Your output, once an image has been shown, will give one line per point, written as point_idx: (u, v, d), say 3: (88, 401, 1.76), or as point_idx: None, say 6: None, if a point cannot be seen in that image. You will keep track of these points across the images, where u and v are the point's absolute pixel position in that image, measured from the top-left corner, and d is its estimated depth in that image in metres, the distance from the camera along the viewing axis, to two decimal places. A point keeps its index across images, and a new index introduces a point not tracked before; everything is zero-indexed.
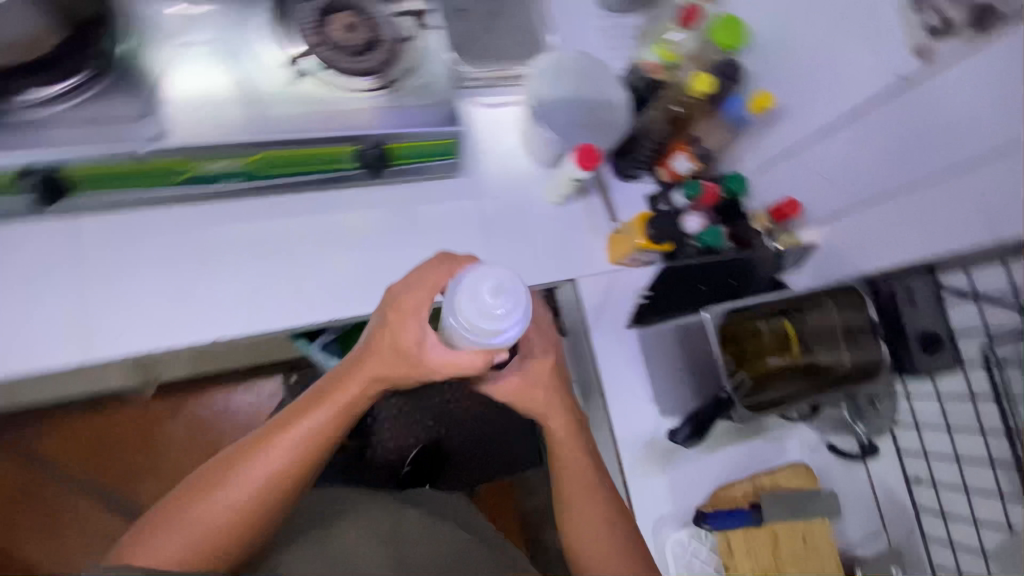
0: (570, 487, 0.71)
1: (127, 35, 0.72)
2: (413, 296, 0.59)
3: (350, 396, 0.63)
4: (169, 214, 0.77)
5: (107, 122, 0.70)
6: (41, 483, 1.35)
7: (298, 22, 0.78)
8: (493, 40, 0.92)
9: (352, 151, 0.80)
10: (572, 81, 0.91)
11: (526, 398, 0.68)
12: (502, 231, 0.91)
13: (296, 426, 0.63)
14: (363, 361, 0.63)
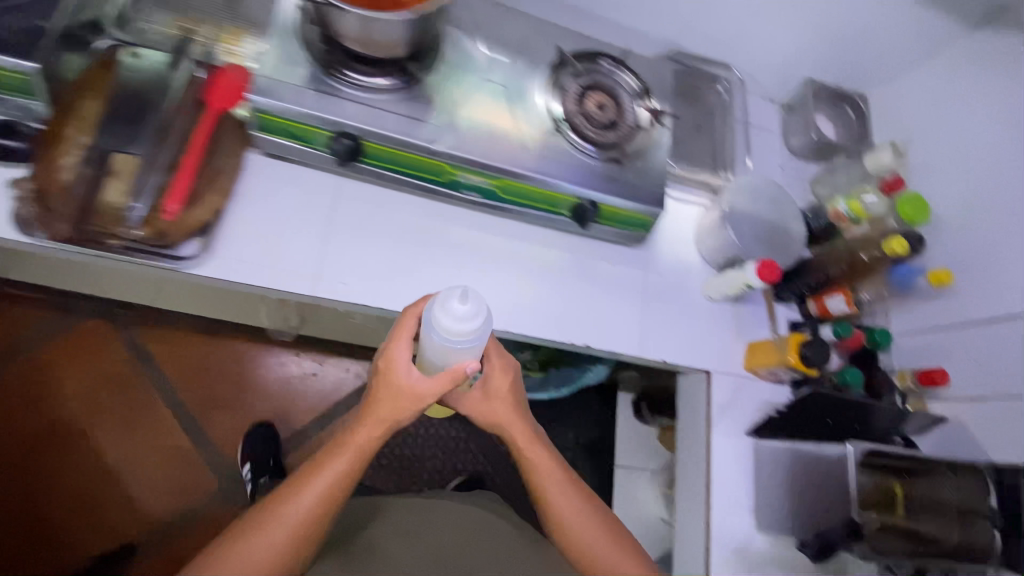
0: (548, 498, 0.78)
1: (440, 59, 0.88)
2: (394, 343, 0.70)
3: (363, 440, 0.71)
4: (411, 200, 0.90)
5: (402, 117, 0.83)
6: (135, 380, 1.44)
7: (564, 90, 0.93)
8: (697, 149, 1.08)
9: (570, 202, 0.91)
10: (759, 204, 1.02)
11: (491, 404, 0.78)
12: (659, 306, 0.99)
13: (314, 477, 0.70)
14: (366, 415, 0.71)
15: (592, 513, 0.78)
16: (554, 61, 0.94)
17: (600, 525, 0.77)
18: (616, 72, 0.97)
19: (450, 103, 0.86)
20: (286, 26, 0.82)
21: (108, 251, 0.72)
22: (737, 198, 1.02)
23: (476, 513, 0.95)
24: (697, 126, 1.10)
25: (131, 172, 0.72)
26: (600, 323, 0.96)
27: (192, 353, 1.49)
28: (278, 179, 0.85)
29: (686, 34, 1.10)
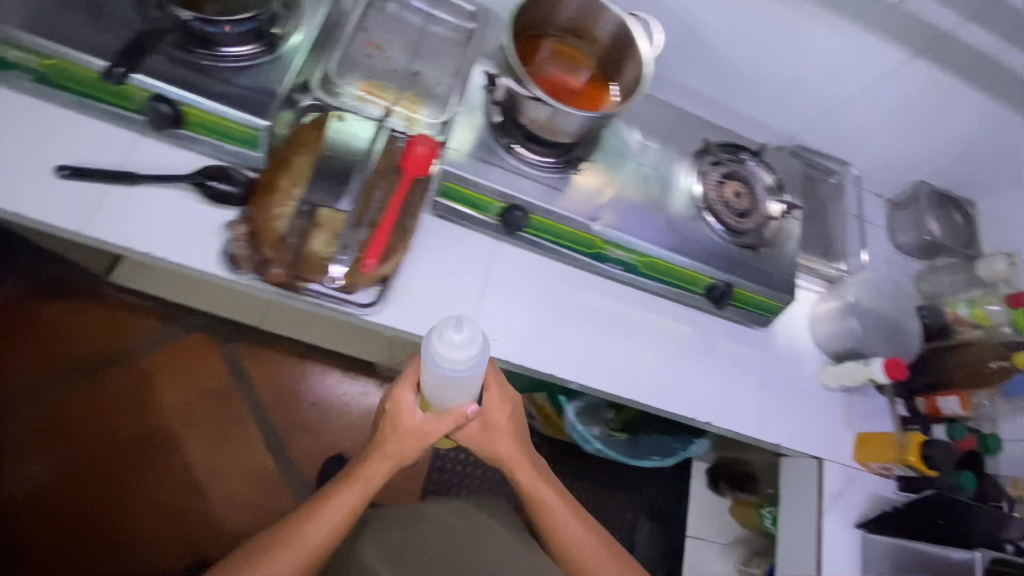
0: (545, 511, 0.83)
1: (600, 142, 0.95)
2: (402, 389, 0.74)
3: (372, 471, 0.77)
4: (560, 267, 0.96)
5: (564, 193, 0.90)
6: (231, 398, 1.49)
7: (707, 176, 0.98)
8: (814, 240, 1.13)
9: (706, 282, 0.94)
10: (877, 300, 1.07)
11: (496, 438, 0.80)
12: (777, 389, 1.02)
13: (323, 511, 0.73)
14: (376, 452, 0.77)
15: (585, 528, 0.83)
16: (700, 150, 1.00)
17: (596, 539, 0.82)
18: (755, 166, 1.02)
19: (605, 182, 0.92)
20: (473, 112, 0.94)
21: (301, 294, 0.79)
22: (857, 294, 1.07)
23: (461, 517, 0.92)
24: (815, 217, 1.16)
25: (335, 228, 0.79)
26: (722, 401, 0.98)
27: (282, 373, 1.54)
28: (444, 239, 0.92)
29: (812, 131, 1.16)
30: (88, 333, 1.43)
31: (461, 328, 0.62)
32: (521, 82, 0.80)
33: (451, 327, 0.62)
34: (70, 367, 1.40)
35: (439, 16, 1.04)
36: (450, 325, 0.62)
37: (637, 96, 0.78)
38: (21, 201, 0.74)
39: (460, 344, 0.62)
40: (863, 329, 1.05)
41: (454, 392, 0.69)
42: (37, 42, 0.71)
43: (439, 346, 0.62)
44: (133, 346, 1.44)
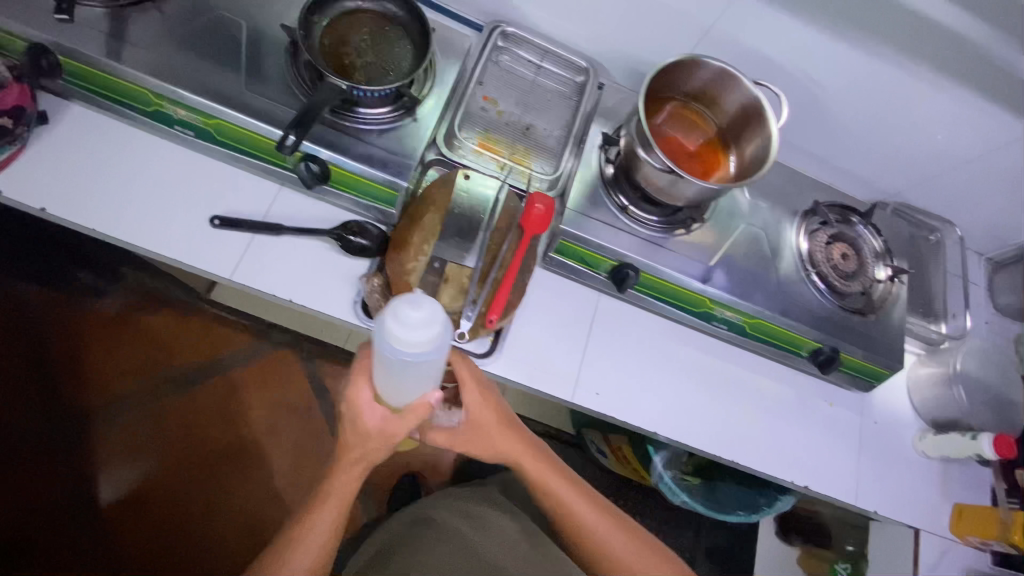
0: (543, 486, 0.83)
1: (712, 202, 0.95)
2: (356, 385, 0.70)
3: (347, 473, 0.78)
4: (662, 324, 0.97)
5: (675, 253, 0.91)
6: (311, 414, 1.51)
7: (815, 238, 0.98)
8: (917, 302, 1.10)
9: (810, 346, 0.95)
10: (982, 368, 1.04)
11: (476, 432, 0.80)
12: (875, 454, 1.01)
13: (319, 519, 0.76)
14: (349, 458, 0.77)
15: (585, 501, 0.83)
16: (807, 211, 1.00)
17: (592, 508, 0.83)
18: (863, 228, 1.01)
19: (716, 243, 0.93)
20: (588, 172, 0.96)
21: None
22: (965, 363, 1.04)
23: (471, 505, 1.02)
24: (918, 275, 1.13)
25: (461, 283, 0.84)
26: (818, 466, 0.97)
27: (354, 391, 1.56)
28: (553, 290, 0.94)
29: (917, 189, 1.14)
30: (182, 345, 1.44)
31: (415, 306, 0.54)
32: (646, 149, 0.83)
33: (406, 306, 0.55)
34: (164, 379, 1.42)
35: (548, 67, 1.05)
36: (403, 304, 0.54)
37: (766, 169, 0.77)
38: (178, 248, 0.80)
39: (417, 326, 0.54)
40: (967, 398, 1.02)
41: (414, 377, 0.62)
42: (204, 104, 0.76)
43: (394, 327, 0.55)
44: (223, 361, 1.47)
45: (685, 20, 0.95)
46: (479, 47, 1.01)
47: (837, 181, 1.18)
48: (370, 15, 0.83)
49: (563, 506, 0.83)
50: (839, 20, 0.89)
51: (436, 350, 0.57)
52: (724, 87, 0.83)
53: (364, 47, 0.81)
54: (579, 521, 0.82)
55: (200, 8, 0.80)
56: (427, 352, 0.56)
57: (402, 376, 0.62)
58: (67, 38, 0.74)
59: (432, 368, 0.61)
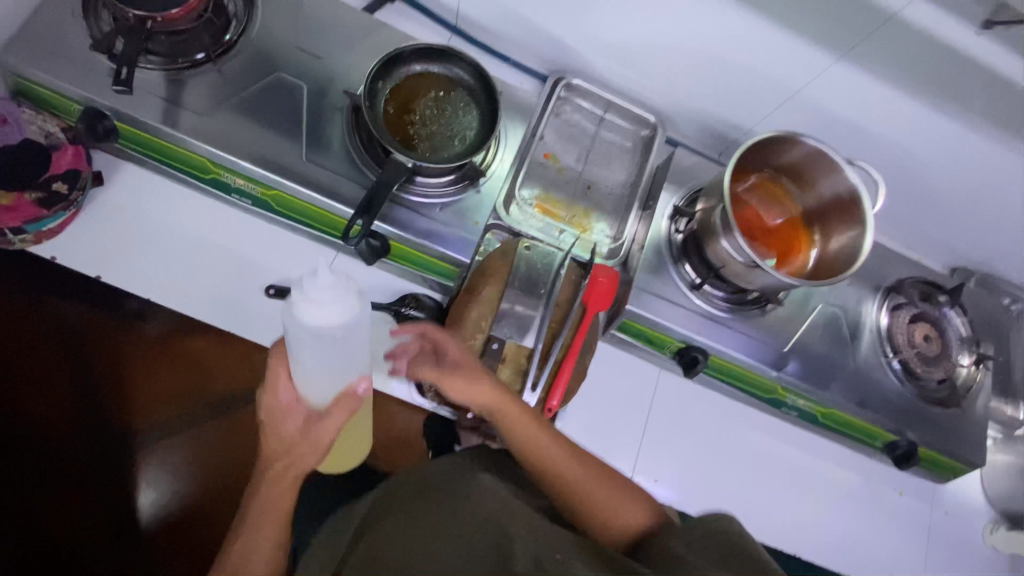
0: (515, 437, 0.63)
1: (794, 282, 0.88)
2: (273, 389, 0.56)
3: (270, 494, 0.55)
4: (725, 403, 0.93)
5: (751, 337, 0.85)
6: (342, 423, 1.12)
7: (898, 317, 0.91)
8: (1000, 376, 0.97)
9: (884, 437, 0.90)
10: None
11: (445, 377, 0.63)
12: (945, 548, 0.95)
13: (246, 559, 0.56)
14: (268, 465, 0.56)
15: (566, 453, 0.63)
16: (890, 287, 0.93)
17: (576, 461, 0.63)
18: (949, 310, 0.94)
19: (791, 325, 0.87)
20: (655, 241, 0.88)
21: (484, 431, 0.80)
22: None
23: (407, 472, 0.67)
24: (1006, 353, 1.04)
25: (518, 364, 0.80)
26: (883, 559, 0.92)
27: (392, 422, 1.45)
28: (616, 368, 0.90)
29: (1007, 260, 1.04)
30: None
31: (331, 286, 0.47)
32: (727, 234, 0.76)
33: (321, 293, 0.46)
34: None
35: (612, 120, 0.99)
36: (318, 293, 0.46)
37: (854, 269, 0.71)
38: (233, 317, 0.79)
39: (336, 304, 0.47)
40: None
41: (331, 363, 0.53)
42: (266, 177, 0.73)
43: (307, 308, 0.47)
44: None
45: (769, 82, 0.88)
46: (541, 98, 0.96)
47: (915, 243, 1.10)
48: (439, 80, 0.78)
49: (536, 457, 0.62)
50: (945, 95, 0.81)
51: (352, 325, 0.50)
52: (823, 169, 0.76)
53: (429, 115, 0.77)
54: (562, 476, 0.61)
55: (261, 69, 0.76)
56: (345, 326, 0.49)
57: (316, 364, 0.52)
58: (124, 106, 0.71)
59: (350, 349, 0.52)
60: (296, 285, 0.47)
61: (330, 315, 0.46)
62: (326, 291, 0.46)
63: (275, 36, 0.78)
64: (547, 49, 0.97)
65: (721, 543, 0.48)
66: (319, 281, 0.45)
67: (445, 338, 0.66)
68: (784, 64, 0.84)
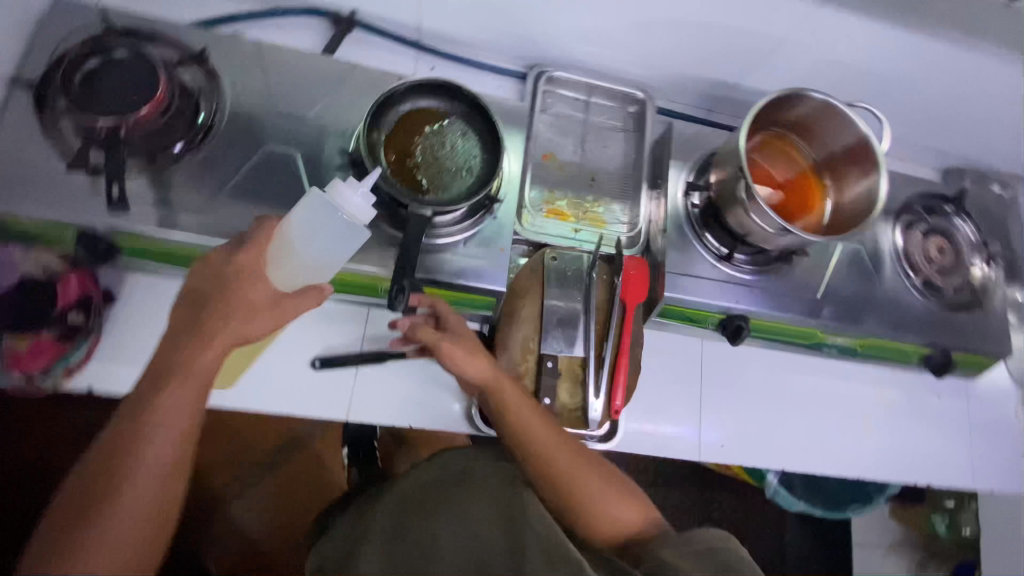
0: (512, 412, 0.68)
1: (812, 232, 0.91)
2: (246, 258, 0.58)
3: (204, 354, 0.54)
4: (768, 356, 0.96)
5: (784, 293, 0.87)
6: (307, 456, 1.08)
7: (911, 236, 0.95)
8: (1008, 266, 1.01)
9: (920, 353, 0.94)
10: None
11: (445, 348, 0.69)
12: (987, 436, 1.01)
13: (153, 434, 0.51)
14: (212, 320, 0.55)
15: (554, 430, 0.68)
16: (897, 209, 0.96)
17: (565, 444, 0.68)
18: (956, 219, 0.99)
19: (818, 271, 0.89)
20: (675, 219, 0.88)
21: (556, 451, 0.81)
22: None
23: (439, 464, 0.75)
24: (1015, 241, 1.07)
25: (575, 375, 0.81)
26: (933, 461, 0.98)
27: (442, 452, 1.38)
28: (661, 351, 0.92)
29: (995, 154, 1.08)
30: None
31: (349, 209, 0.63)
32: (752, 203, 0.76)
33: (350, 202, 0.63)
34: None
35: (599, 103, 0.98)
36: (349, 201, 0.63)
37: (876, 215, 0.74)
38: (287, 397, 0.78)
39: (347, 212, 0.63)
40: None
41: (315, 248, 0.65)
42: None
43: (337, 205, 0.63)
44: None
45: (750, 36, 0.87)
46: (525, 99, 0.95)
47: (907, 155, 1.12)
48: (435, 114, 0.76)
49: (532, 436, 0.67)
50: (920, 14, 0.81)
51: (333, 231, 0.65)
52: (829, 117, 0.78)
53: (433, 153, 0.75)
54: (552, 462, 0.66)
55: (247, 145, 0.73)
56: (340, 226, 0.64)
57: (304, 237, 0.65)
58: (118, 221, 0.67)
59: (337, 243, 0.66)
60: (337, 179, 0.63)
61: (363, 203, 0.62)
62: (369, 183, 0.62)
63: (251, 107, 0.74)
64: (519, 47, 0.94)
65: (715, 562, 0.52)
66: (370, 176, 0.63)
67: (449, 311, 0.74)
68: (763, 16, 0.84)
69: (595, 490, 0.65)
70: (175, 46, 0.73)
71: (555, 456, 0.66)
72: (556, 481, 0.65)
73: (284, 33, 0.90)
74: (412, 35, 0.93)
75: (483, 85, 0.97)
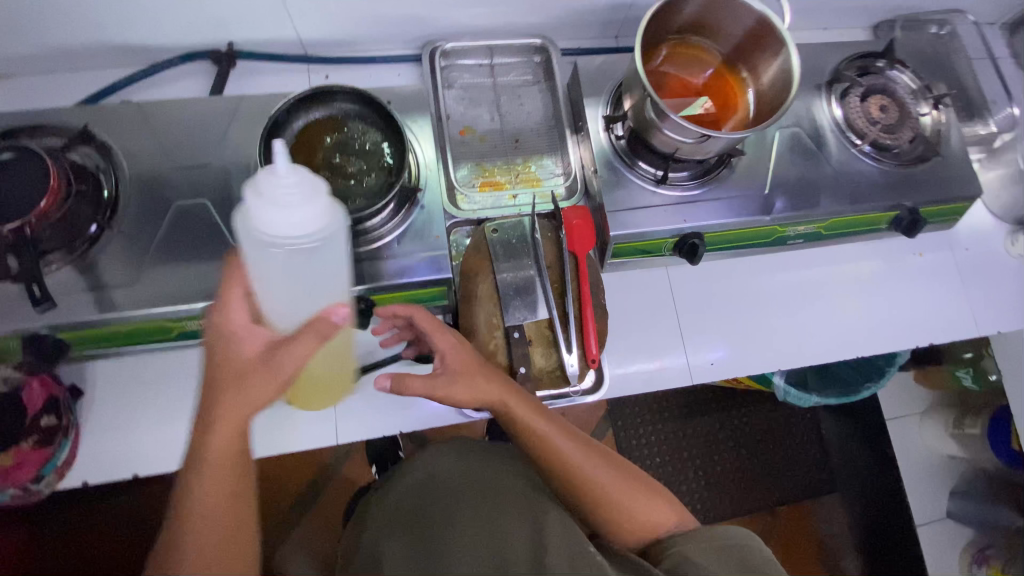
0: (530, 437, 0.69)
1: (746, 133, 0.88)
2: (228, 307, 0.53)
3: (225, 431, 0.50)
4: (739, 265, 0.95)
5: (729, 200, 0.85)
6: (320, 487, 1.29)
7: (849, 103, 0.91)
8: (961, 104, 0.98)
9: (888, 217, 0.91)
10: None
11: (445, 384, 0.66)
12: (980, 282, 0.99)
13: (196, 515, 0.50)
14: (214, 399, 0.50)
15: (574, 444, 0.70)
16: (828, 81, 0.92)
17: (590, 456, 0.70)
18: (892, 72, 0.96)
19: (760, 167, 0.87)
20: (602, 156, 0.85)
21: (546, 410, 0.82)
22: None
23: (448, 462, 0.83)
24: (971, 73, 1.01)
25: (546, 338, 0.80)
26: (929, 320, 0.97)
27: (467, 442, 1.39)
28: (629, 289, 0.91)
29: None
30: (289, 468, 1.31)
31: (286, 177, 0.43)
32: (666, 121, 0.74)
33: (268, 178, 0.43)
34: (283, 516, 1.28)
35: (502, 62, 0.96)
36: (264, 171, 0.43)
37: (793, 93, 0.71)
38: (277, 438, 0.81)
39: (284, 204, 0.43)
40: None
41: (286, 274, 0.50)
42: None
43: (246, 198, 0.44)
44: (327, 465, 1.32)
45: None
46: (427, 80, 0.93)
47: (834, 22, 1.07)
48: (333, 121, 0.75)
49: (555, 450, 0.69)
50: None
51: (309, 242, 0.46)
52: (724, 13, 0.75)
53: (340, 161, 0.74)
54: (575, 473, 0.69)
55: (157, 207, 0.73)
56: (307, 240, 0.46)
57: (258, 269, 0.50)
58: (59, 318, 0.68)
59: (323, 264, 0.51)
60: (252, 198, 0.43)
61: (295, 226, 0.44)
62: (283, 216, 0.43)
63: (152, 167, 0.74)
64: (405, 30, 0.92)
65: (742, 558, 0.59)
66: (280, 200, 0.43)
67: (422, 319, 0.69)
68: None
69: (621, 494, 0.68)
70: (58, 132, 0.73)
71: (582, 465, 0.69)
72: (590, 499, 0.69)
73: (171, 85, 0.89)
74: (298, 49, 0.91)
75: (383, 79, 0.94)
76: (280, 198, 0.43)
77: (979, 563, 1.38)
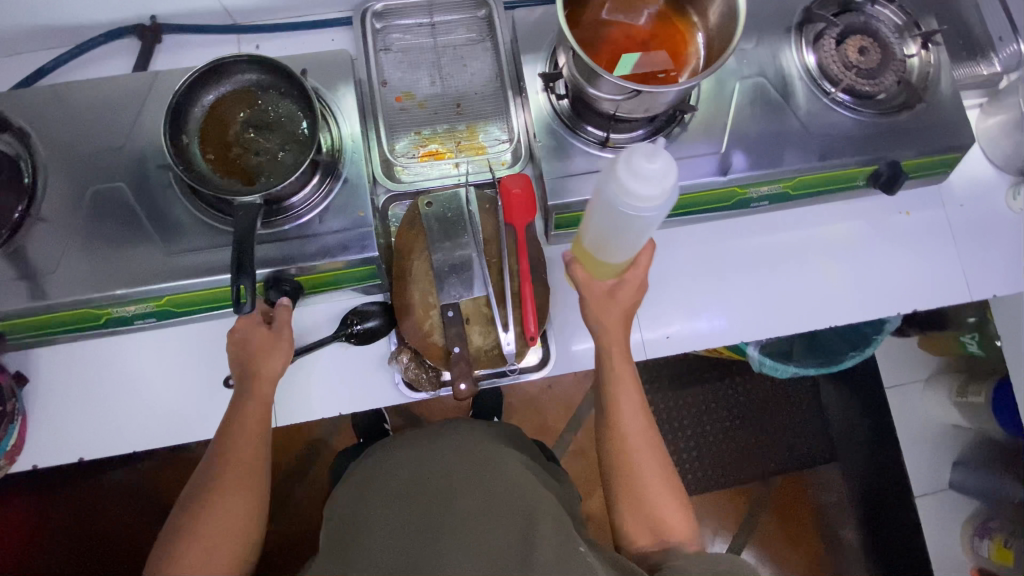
0: (617, 392, 0.69)
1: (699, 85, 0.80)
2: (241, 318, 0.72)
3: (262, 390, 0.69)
4: (701, 230, 0.89)
5: (682, 160, 0.78)
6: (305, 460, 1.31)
7: (821, 45, 0.82)
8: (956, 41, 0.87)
9: (865, 172, 0.83)
10: None
11: (592, 298, 0.71)
12: (973, 242, 0.91)
13: (232, 448, 0.65)
14: (250, 369, 0.69)
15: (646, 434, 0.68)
16: (798, 22, 0.83)
17: (650, 450, 0.68)
18: (873, 7, 0.86)
19: (719, 121, 0.79)
20: (542, 120, 0.79)
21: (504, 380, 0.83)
22: None
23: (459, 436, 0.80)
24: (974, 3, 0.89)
25: (484, 316, 0.78)
26: (914, 282, 0.90)
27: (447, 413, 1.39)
28: None
29: None
30: (279, 441, 1.31)
31: (658, 159, 0.52)
32: (592, 82, 0.69)
33: (642, 157, 0.52)
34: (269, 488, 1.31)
35: (442, 20, 0.89)
36: (639, 153, 0.52)
37: (740, 32, 0.64)
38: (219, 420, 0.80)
39: (648, 182, 0.53)
40: None
41: (618, 224, 0.61)
42: (146, 292, 0.70)
43: (621, 171, 0.54)
44: (318, 436, 1.31)
45: None
46: (361, 44, 0.88)
47: None
48: (247, 94, 0.72)
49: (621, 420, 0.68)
50: None
51: (661, 211, 0.56)
52: None
53: (255, 137, 0.70)
54: (630, 453, 0.67)
55: (76, 192, 0.72)
56: (646, 211, 0.56)
57: (602, 216, 0.62)
58: None
59: (636, 226, 0.60)
60: (626, 158, 0.53)
61: (646, 199, 0.54)
62: (639, 180, 0.53)
63: (69, 150, 0.73)
64: None
65: None
66: (648, 169, 0.52)
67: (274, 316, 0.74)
68: None
69: (650, 487, 0.66)
70: None
71: (635, 447, 0.67)
72: (627, 484, 0.67)
73: (99, 64, 0.86)
74: (225, 19, 0.87)
75: (318, 45, 0.90)
76: (649, 168, 0.52)
77: (983, 535, 1.31)
